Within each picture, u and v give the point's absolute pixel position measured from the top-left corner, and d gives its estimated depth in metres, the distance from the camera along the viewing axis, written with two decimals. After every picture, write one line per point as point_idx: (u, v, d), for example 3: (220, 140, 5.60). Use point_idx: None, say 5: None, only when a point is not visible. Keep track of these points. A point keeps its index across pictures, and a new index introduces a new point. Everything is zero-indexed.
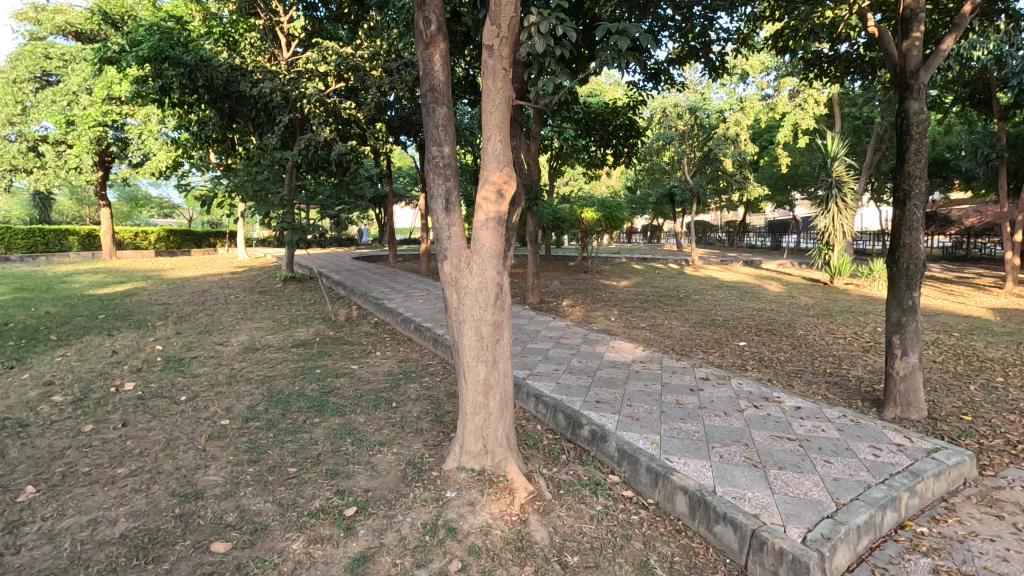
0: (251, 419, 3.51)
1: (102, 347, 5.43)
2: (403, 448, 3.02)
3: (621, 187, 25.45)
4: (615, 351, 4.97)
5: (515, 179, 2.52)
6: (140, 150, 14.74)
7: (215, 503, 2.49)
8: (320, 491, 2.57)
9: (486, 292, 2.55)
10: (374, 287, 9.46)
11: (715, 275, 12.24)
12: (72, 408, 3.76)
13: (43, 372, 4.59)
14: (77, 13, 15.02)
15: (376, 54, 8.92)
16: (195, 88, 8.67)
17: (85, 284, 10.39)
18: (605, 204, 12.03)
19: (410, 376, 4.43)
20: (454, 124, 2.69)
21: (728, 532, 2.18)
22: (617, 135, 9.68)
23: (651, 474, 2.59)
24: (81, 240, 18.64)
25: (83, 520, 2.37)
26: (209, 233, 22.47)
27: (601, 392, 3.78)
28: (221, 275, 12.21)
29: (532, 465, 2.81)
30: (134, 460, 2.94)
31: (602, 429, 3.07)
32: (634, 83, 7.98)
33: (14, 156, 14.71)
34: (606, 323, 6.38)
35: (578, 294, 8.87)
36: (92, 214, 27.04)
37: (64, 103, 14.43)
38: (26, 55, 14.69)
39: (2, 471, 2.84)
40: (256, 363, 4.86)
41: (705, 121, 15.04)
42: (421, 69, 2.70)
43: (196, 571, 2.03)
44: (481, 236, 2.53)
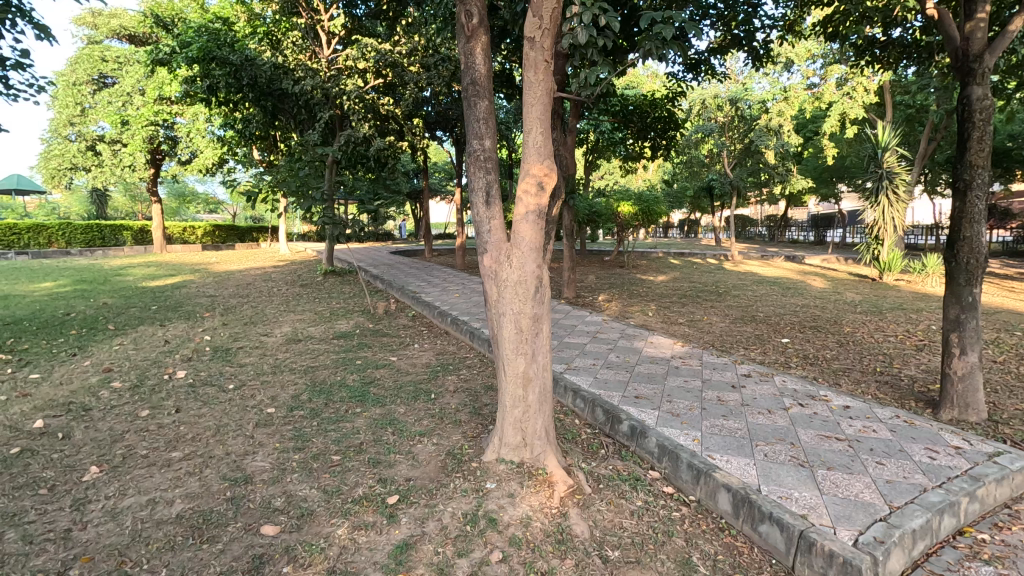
0: (296, 408, 3.63)
1: (155, 337, 5.68)
2: (442, 439, 3.06)
3: (658, 180, 25.10)
4: (654, 347, 4.91)
5: (556, 171, 2.51)
6: (189, 147, 15.30)
7: (263, 488, 2.58)
8: (363, 479, 2.63)
9: (525, 286, 2.55)
10: (411, 281, 9.57)
11: (756, 270, 11.96)
12: (130, 393, 3.97)
13: (102, 360, 4.84)
14: (130, 16, 15.74)
15: (414, 50, 9.08)
16: (241, 87, 8.97)
17: (138, 277, 10.88)
18: (642, 198, 11.88)
19: (447, 369, 4.48)
20: (495, 118, 2.69)
21: (774, 532, 2.12)
22: (655, 128, 9.47)
23: (693, 471, 2.56)
24: (134, 235, 19.51)
25: (142, 500, 2.49)
26: (252, 228, 23.24)
27: (640, 387, 3.75)
28: (264, 269, 12.60)
29: (570, 459, 2.80)
30: (187, 445, 3.07)
31: (641, 424, 3.04)
32: (672, 73, 7.82)
33: (74, 154, 15.56)
34: (643, 319, 6.29)
35: (614, 289, 8.77)
36: (145, 210, 28.37)
37: (118, 104, 15.13)
38: (85, 59, 15.47)
39: (68, 452, 3.02)
40: (299, 354, 5.00)
41: (747, 112, 14.62)
42: (463, 62, 2.71)
43: (248, 552, 2.11)
44: (521, 229, 2.52)
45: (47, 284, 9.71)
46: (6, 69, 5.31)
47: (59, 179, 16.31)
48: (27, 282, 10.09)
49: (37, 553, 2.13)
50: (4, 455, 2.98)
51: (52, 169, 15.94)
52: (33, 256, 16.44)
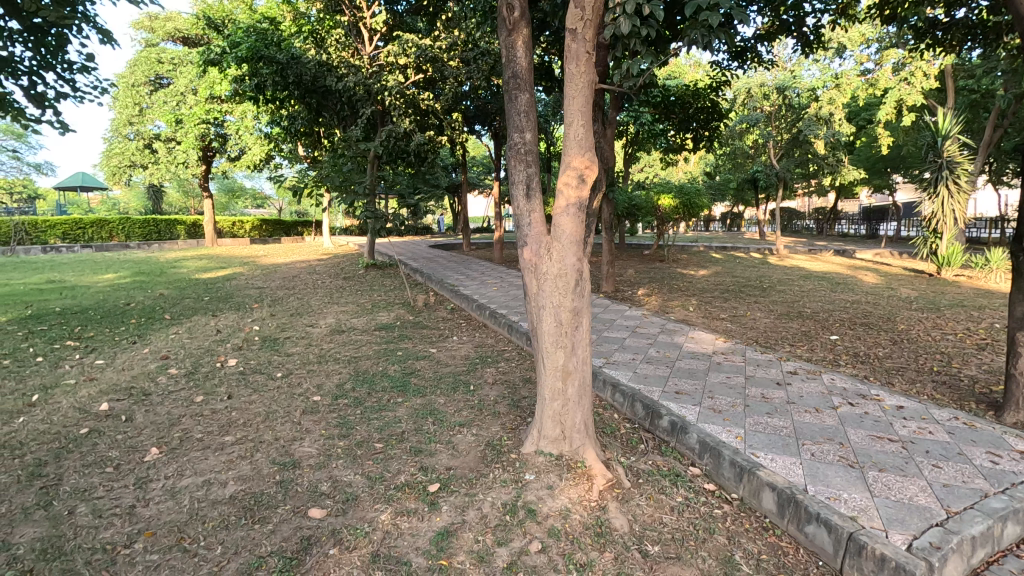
0: (340, 396, 3.73)
1: (208, 326, 5.95)
2: (482, 430, 3.10)
3: (700, 172, 24.55)
4: (695, 342, 4.81)
5: (598, 164, 2.49)
6: (238, 144, 15.84)
7: (311, 472, 2.67)
8: (405, 467, 2.69)
9: (565, 279, 2.54)
10: (450, 275, 9.70)
11: (803, 265, 11.58)
12: (186, 379, 4.18)
13: (160, 347, 5.11)
14: (184, 19, 16.43)
15: (454, 45, 9.18)
16: (287, 85, 9.26)
17: (192, 270, 11.39)
18: (683, 191, 11.63)
19: (486, 361, 4.53)
20: (536, 111, 2.70)
21: (821, 533, 2.07)
22: (698, 118, 9.25)
23: (735, 468, 2.51)
24: (188, 229, 20.42)
25: (199, 481, 2.62)
26: (297, 223, 23.96)
27: (681, 383, 3.69)
28: (309, 262, 13.00)
29: (609, 452, 2.79)
30: (239, 430, 3.21)
31: (682, 420, 3.00)
32: (716, 62, 7.61)
33: (133, 153, 16.45)
34: (684, 314, 6.18)
35: (654, 284, 8.63)
36: (197, 205, 29.60)
37: (173, 103, 15.82)
38: (143, 61, 16.23)
39: (131, 434, 3.21)
40: (343, 344, 5.14)
41: (795, 100, 14.05)
42: (504, 55, 2.73)
43: (297, 534, 2.19)
44: (562, 222, 2.52)
45: (109, 276, 10.28)
46: (72, 72, 5.62)
47: (120, 177, 17.22)
48: (92, 274, 10.69)
49: (106, 526, 2.27)
50: (74, 435, 3.18)
51: (113, 167, 16.85)
52: (96, 249, 17.41)
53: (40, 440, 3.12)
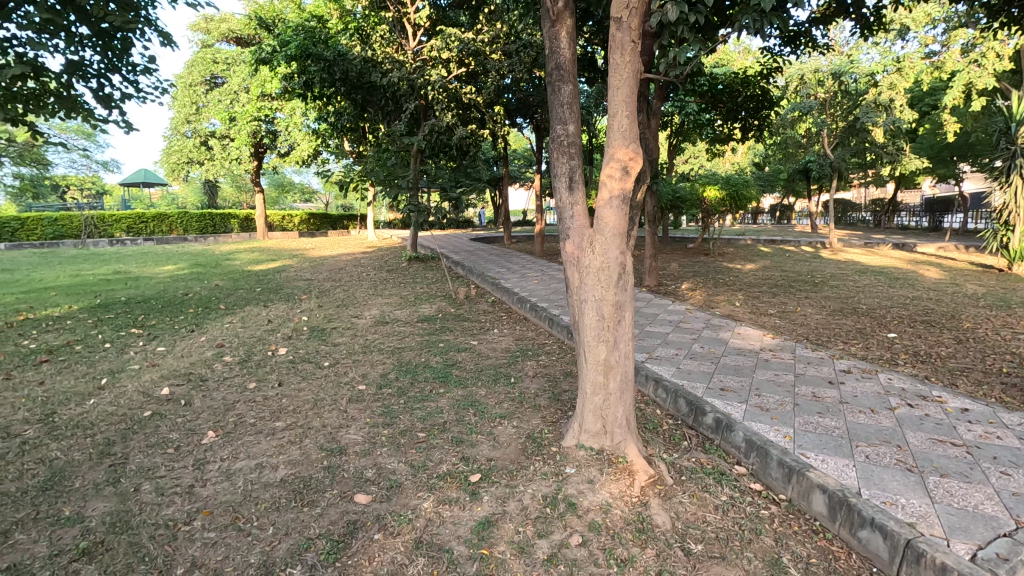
0: (384, 386, 3.83)
1: (260, 316, 6.20)
2: (522, 422, 3.11)
3: (749, 163, 23.77)
4: (741, 338, 4.68)
5: (642, 155, 2.44)
6: (287, 140, 16.36)
7: (356, 459, 2.75)
8: (448, 456, 2.73)
9: (608, 273, 2.52)
10: (491, 268, 9.76)
11: (858, 259, 11.08)
12: (240, 366, 4.37)
13: (216, 336, 5.36)
14: (237, 20, 17.06)
15: (497, 38, 9.14)
16: (334, 82, 9.53)
17: (245, 262, 11.85)
18: (730, 182, 11.29)
19: (527, 354, 4.54)
20: (579, 102, 2.67)
21: (875, 539, 1.98)
22: (747, 107, 8.94)
23: (784, 469, 2.43)
24: (241, 223, 21.29)
25: (252, 464, 2.74)
26: (343, 217, 24.59)
27: (726, 379, 3.60)
28: (354, 255, 13.32)
29: (651, 449, 2.75)
30: (289, 416, 3.34)
31: (727, 417, 2.93)
32: (768, 48, 7.34)
33: (191, 150, 17.26)
34: (730, 309, 6.02)
35: (699, 278, 8.43)
36: (249, 200, 30.78)
37: (227, 101, 16.48)
38: (199, 62, 16.96)
39: (190, 417, 3.38)
40: (387, 335, 5.26)
41: (852, 86, 13.38)
42: (548, 47, 2.71)
43: (343, 518, 2.26)
44: (605, 215, 2.50)
45: (169, 267, 10.83)
46: (136, 74, 5.93)
47: (178, 172, 18.08)
48: (153, 265, 11.28)
49: (168, 503, 2.41)
50: (139, 417, 3.38)
51: (173, 163, 17.74)
52: (158, 242, 18.37)
53: (109, 420, 3.34)
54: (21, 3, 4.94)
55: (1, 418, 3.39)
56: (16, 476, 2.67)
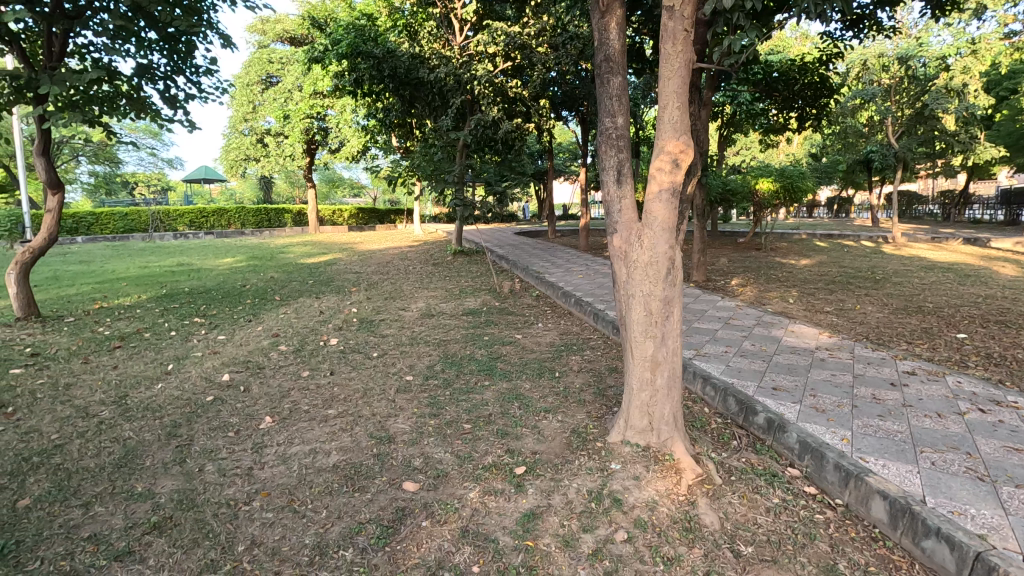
0: (430, 376, 3.91)
1: (312, 307, 6.42)
2: (567, 417, 3.11)
3: (805, 154, 22.78)
4: (795, 336, 4.51)
5: (694, 148, 2.38)
6: (338, 137, 16.80)
7: (404, 448, 2.82)
8: (493, 448, 2.76)
9: (655, 268, 2.48)
10: (535, 262, 9.75)
11: (924, 254, 10.45)
12: (294, 355, 4.56)
13: (271, 326, 5.59)
14: (291, 20, 17.64)
15: (543, 31, 9.18)
16: (383, 78, 9.71)
17: (298, 255, 12.28)
18: (785, 174, 10.85)
19: (571, 349, 4.52)
20: (628, 95, 2.63)
21: (941, 550, 1.88)
22: (804, 95, 8.57)
23: (840, 472, 2.34)
24: (294, 218, 22.06)
25: (306, 449, 2.86)
26: (390, 211, 25.10)
27: (778, 378, 3.49)
28: (401, 248, 13.61)
29: (699, 447, 2.70)
30: (340, 404, 3.46)
31: (779, 417, 2.83)
32: (827, 32, 7.01)
33: (248, 147, 18.04)
34: (783, 306, 5.81)
35: (749, 273, 8.16)
36: (302, 195, 31.86)
37: (282, 100, 17.11)
38: (256, 62, 17.66)
39: (248, 402, 3.55)
40: (432, 327, 5.35)
41: (920, 71, 12.59)
42: (597, 38, 2.68)
43: (392, 504, 2.33)
44: (653, 209, 2.45)
45: (228, 260, 11.35)
46: (199, 75, 6.21)
47: (237, 169, 18.91)
48: (214, 258, 11.85)
49: (230, 483, 2.55)
50: (202, 401, 3.58)
51: (231, 160, 18.54)
52: (218, 236, 19.29)
53: (175, 404, 3.54)
54: (97, 12, 5.28)
55: (80, 399, 3.66)
56: (95, 453, 2.88)
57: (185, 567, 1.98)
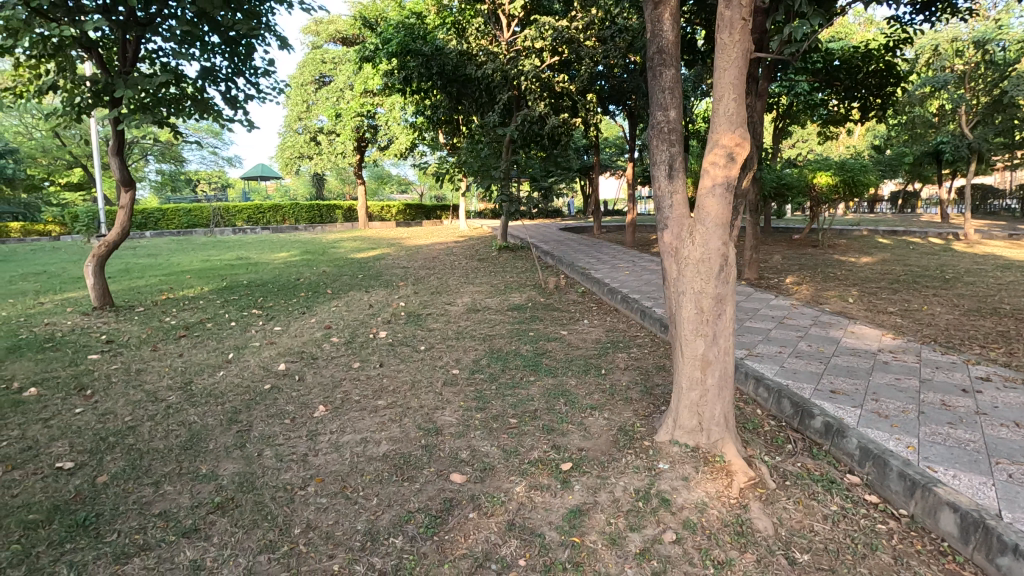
0: (477, 370, 3.96)
1: (362, 301, 6.60)
2: (613, 415, 3.08)
3: (867, 146, 21.59)
4: (856, 337, 4.30)
5: (750, 140, 2.31)
6: (387, 135, 17.15)
7: (452, 440, 2.86)
8: (539, 444, 2.77)
9: (708, 264, 2.41)
10: (581, 258, 9.67)
11: (1000, 253, 9.73)
12: (346, 347, 4.70)
13: (324, 318, 5.79)
14: (343, 21, 18.11)
15: (591, 24, 9.05)
16: (431, 76, 9.85)
17: (348, 250, 12.64)
18: (845, 167, 10.33)
19: (618, 346, 4.47)
20: (681, 87, 2.57)
21: (1018, 567, 1.76)
22: (868, 84, 8.13)
23: (905, 481, 2.22)
24: (344, 214, 22.69)
25: (357, 438, 2.95)
26: (436, 208, 25.45)
27: (837, 381, 3.34)
28: (447, 244, 13.81)
29: (751, 449, 2.63)
30: (389, 395, 3.55)
31: (838, 422, 2.71)
32: (895, 16, 6.62)
33: (302, 145, 18.69)
34: (842, 305, 5.55)
35: (805, 271, 7.84)
36: (352, 191, 32.74)
37: (334, 99, 17.63)
38: (309, 63, 18.25)
39: (303, 391, 3.69)
40: (478, 322, 5.41)
41: (999, 55, 11.70)
42: (649, 30, 2.63)
43: (440, 495, 2.37)
44: (706, 204, 2.39)
45: (283, 254, 11.79)
46: (257, 76, 6.45)
47: (291, 167, 19.63)
48: (270, 252, 12.36)
49: (287, 468, 2.66)
50: (261, 389, 3.75)
51: (287, 158, 19.26)
52: (273, 231, 20.09)
53: (236, 391, 3.72)
54: (165, 19, 5.56)
55: (150, 384, 3.90)
56: (164, 435, 3.06)
57: (246, 546, 2.07)
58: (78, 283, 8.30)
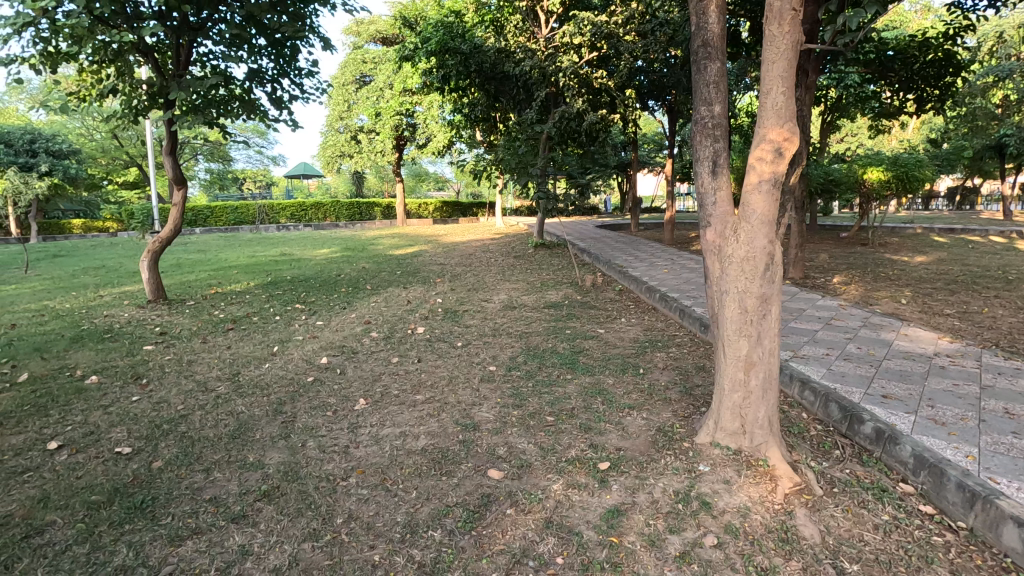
0: (513, 368, 3.97)
1: (400, 297, 6.70)
2: (652, 415, 3.04)
3: (923, 139, 20.54)
4: (910, 340, 4.11)
5: (799, 134, 2.23)
6: (425, 133, 17.34)
7: (489, 436, 2.88)
8: (576, 442, 2.76)
9: (753, 263, 2.35)
10: (618, 256, 9.55)
11: None
12: (385, 342, 4.79)
13: (363, 313, 5.91)
14: (383, 21, 18.42)
15: (631, 18, 8.92)
16: (469, 74, 9.93)
17: (387, 246, 12.87)
18: (898, 162, 9.87)
19: (656, 345, 4.41)
20: (727, 81, 2.51)
21: None
22: (925, 74, 7.74)
23: (964, 493, 2.11)
24: (383, 211, 23.08)
25: (396, 431, 3.00)
26: (472, 205, 25.61)
27: (890, 386, 3.20)
28: (483, 241, 13.90)
29: (797, 454, 2.55)
30: (427, 390, 3.60)
31: (891, 429, 2.60)
32: (955, 2, 6.28)
33: (343, 144, 19.11)
34: (894, 307, 5.31)
35: (854, 270, 7.55)
36: (390, 188, 33.30)
37: (374, 98, 17.95)
38: (351, 63, 18.65)
39: (344, 384, 3.79)
40: (515, 319, 5.42)
41: None
42: (694, 23, 2.58)
43: (478, 490, 2.39)
44: (752, 200, 2.33)
45: (324, 251, 12.08)
46: (301, 77, 6.63)
47: (332, 165, 20.10)
48: (312, 249, 12.70)
49: (329, 459, 2.73)
50: (304, 381, 3.86)
51: (328, 157, 19.72)
52: (315, 228, 20.62)
53: (281, 383, 3.85)
54: (216, 22, 5.79)
55: (200, 374, 4.07)
56: (214, 424, 3.19)
57: (292, 534, 2.14)
58: (135, 277, 8.72)
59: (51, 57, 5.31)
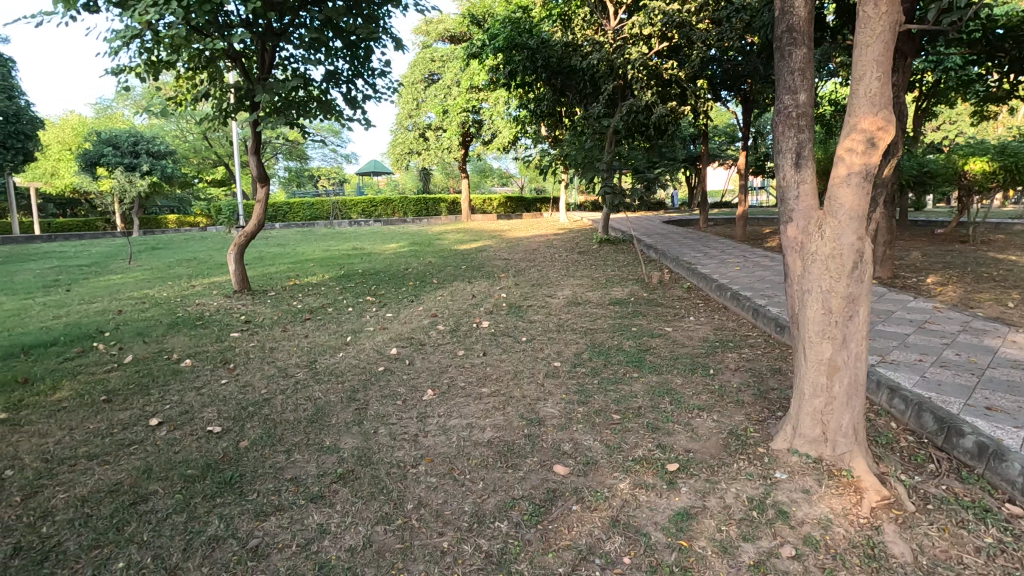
0: (578, 364, 3.94)
1: (466, 291, 6.82)
2: (723, 417, 2.93)
3: None
4: (1018, 348, 3.72)
5: (896, 122, 2.06)
6: (490, 129, 17.52)
7: (554, 432, 2.88)
8: (643, 442, 2.71)
9: (840, 260, 2.20)
10: (687, 252, 9.27)
11: None
12: (451, 335, 4.90)
13: (430, 307, 6.06)
14: (452, 19, 18.71)
15: (704, 6, 8.59)
16: (536, 69, 9.93)
17: (452, 241, 13.13)
18: (1007, 151, 8.95)
19: (727, 345, 4.25)
20: (815, 68, 2.37)
21: None
22: None
23: None
24: (448, 207, 23.54)
25: (463, 423, 3.06)
26: (536, 200, 25.61)
27: (995, 397, 2.91)
28: (547, 236, 13.88)
29: (885, 466, 2.38)
30: (493, 384, 3.64)
31: (997, 444, 2.37)
32: None
33: (411, 142, 19.69)
34: (1000, 310, 4.82)
35: (952, 270, 6.93)
36: (455, 184, 33.89)
37: (441, 96, 18.31)
38: (420, 62, 19.16)
39: (413, 375, 3.90)
40: (579, 316, 5.38)
41: None
42: (778, 9, 2.46)
43: (544, 485, 2.40)
44: (840, 194, 2.19)
45: (393, 245, 12.50)
46: (374, 77, 6.85)
47: (401, 163, 20.73)
48: (381, 243, 13.16)
49: (399, 447, 2.82)
50: (375, 370, 4.02)
51: (398, 154, 20.35)
52: (384, 223, 21.32)
53: (354, 371, 4.02)
54: (296, 28, 6.09)
55: (281, 360, 4.32)
56: (293, 408, 3.38)
57: (365, 516, 2.23)
58: (222, 268, 9.36)
59: (153, 65, 5.78)
